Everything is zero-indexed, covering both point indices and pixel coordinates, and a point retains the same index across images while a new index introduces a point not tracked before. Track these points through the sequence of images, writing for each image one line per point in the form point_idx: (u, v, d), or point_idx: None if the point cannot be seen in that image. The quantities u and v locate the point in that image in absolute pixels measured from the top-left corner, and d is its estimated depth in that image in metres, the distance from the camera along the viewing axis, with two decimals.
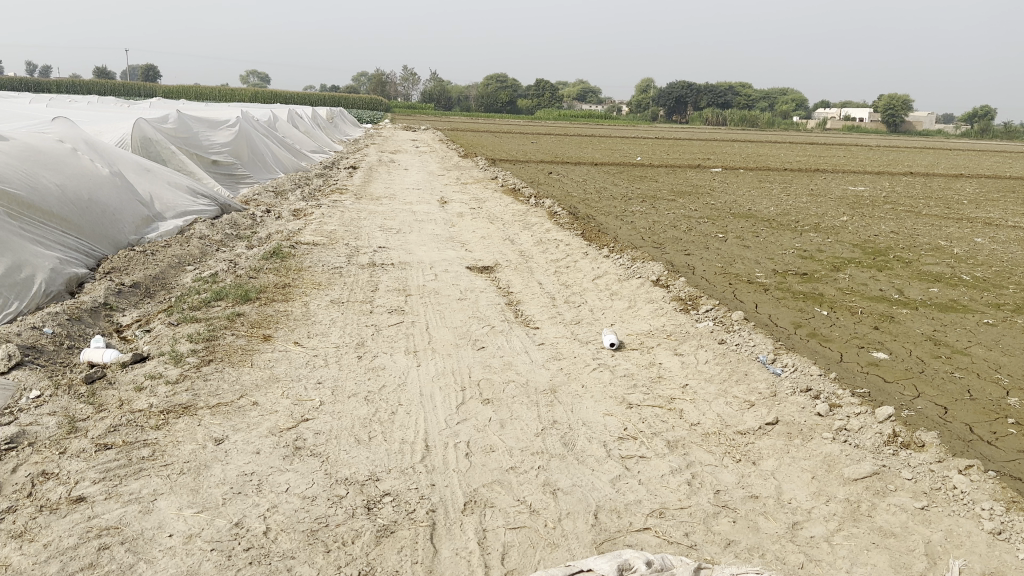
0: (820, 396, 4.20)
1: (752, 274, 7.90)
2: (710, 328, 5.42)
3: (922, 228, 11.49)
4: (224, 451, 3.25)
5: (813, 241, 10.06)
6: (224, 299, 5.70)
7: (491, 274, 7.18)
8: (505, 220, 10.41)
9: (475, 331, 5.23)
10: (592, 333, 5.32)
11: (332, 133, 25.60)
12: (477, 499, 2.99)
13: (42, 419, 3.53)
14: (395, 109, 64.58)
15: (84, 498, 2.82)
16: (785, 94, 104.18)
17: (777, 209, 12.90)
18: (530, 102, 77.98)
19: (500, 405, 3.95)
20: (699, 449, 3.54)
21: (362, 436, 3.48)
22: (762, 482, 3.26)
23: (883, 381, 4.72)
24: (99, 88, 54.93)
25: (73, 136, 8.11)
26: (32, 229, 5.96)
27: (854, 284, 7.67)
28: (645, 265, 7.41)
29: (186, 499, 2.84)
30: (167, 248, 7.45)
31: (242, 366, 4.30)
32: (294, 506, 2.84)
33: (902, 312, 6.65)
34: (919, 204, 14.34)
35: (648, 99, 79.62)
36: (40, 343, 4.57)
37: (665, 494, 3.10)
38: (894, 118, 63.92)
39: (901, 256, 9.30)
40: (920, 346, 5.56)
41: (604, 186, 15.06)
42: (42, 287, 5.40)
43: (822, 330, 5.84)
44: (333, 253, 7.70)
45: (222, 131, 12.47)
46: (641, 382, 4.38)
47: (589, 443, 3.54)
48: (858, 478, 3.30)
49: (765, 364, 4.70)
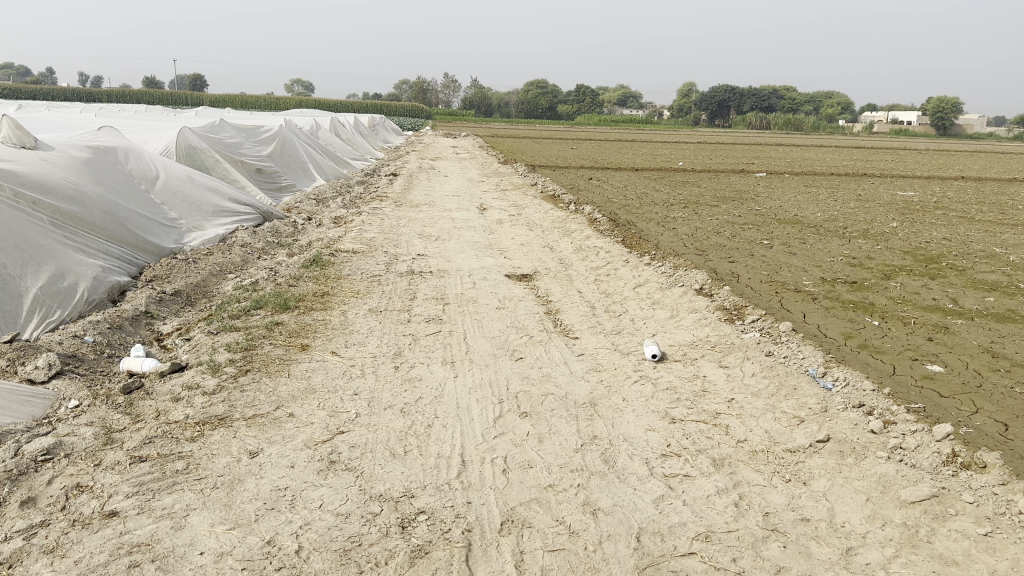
0: (874, 412, 4.02)
1: (800, 283, 7.69)
2: (756, 339, 5.25)
3: (976, 234, 11.09)
4: (259, 465, 3.20)
5: (862, 248, 9.79)
6: (263, 307, 5.70)
7: (530, 282, 7.08)
8: (546, 227, 10.31)
9: (514, 342, 5.14)
10: (633, 344, 5.20)
11: (375, 141, 25.83)
12: (514, 518, 2.89)
13: (79, 430, 3.53)
14: (435, 114, 65.11)
15: (117, 513, 2.79)
16: (829, 97, 102.46)
17: (824, 215, 12.58)
18: (570, 108, 77.90)
19: (539, 419, 3.85)
20: (746, 467, 3.40)
21: (398, 450, 3.41)
22: (814, 504, 3.11)
23: (939, 396, 4.52)
24: (147, 97, 56.29)
25: (116, 145, 8.17)
26: (77, 237, 6.03)
27: (905, 293, 7.42)
28: (688, 273, 7.25)
29: (218, 515, 2.80)
30: (209, 256, 7.50)
31: (279, 377, 4.26)
32: (327, 523, 2.78)
33: (957, 323, 6.39)
34: (972, 209, 13.89)
35: (689, 104, 78.93)
36: (80, 352, 4.61)
37: (712, 516, 2.97)
38: (943, 122, 62.33)
39: (955, 263, 9.00)
40: (977, 358, 5.33)
41: (646, 192, 14.87)
42: (84, 295, 5.45)
43: (874, 342, 5.63)
44: (372, 261, 7.67)
45: (266, 139, 12.59)
46: (685, 397, 4.24)
47: (630, 460, 3.42)
48: (915, 502, 3.12)
49: (815, 377, 4.53)
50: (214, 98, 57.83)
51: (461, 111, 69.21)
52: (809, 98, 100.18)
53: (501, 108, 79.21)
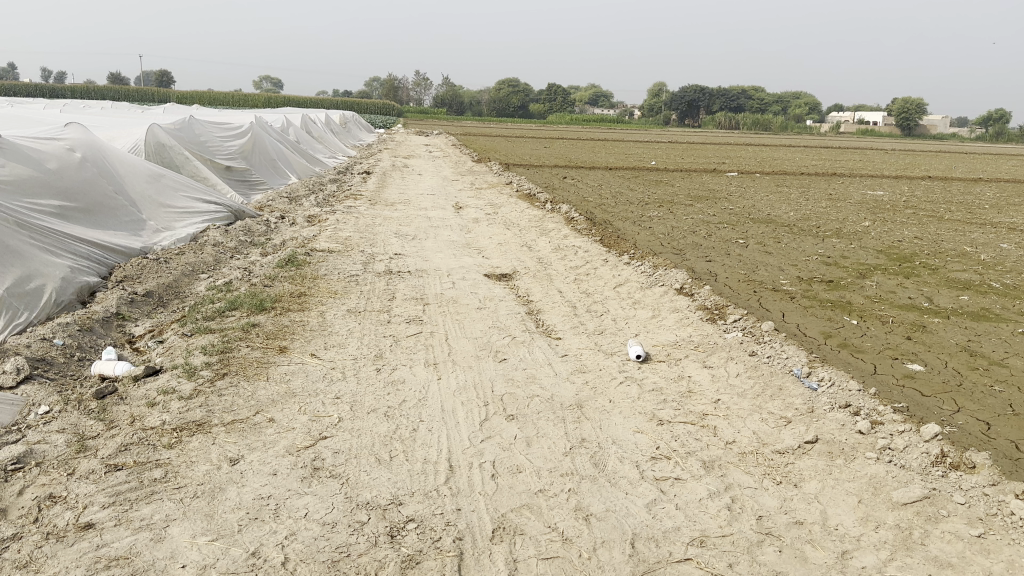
0: (860, 412, 4.01)
1: (777, 282, 7.71)
2: (739, 339, 5.24)
3: (946, 234, 11.21)
4: (240, 472, 3.10)
5: (836, 247, 9.85)
6: (239, 308, 5.57)
7: (510, 282, 7.02)
8: (523, 225, 10.26)
9: (496, 342, 5.07)
10: (617, 345, 5.16)
11: (347, 139, 25.60)
12: (505, 525, 2.83)
13: (50, 437, 3.40)
14: (406, 113, 64.77)
15: (93, 525, 2.68)
16: (796, 97, 103.78)
17: (798, 215, 12.64)
18: (541, 107, 78.02)
19: (526, 422, 3.79)
20: (737, 469, 3.37)
21: (383, 455, 3.32)
22: (806, 507, 3.08)
23: (921, 395, 4.52)
24: (112, 94, 55.41)
25: (83, 141, 7.93)
26: (44, 238, 5.86)
27: (881, 292, 7.46)
28: (667, 273, 7.23)
29: (200, 526, 2.70)
30: (180, 256, 7.32)
31: (258, 380, 4.15)
32: (313, 533, 2.69)
33: (934, 321, 6.43)
34: (940, 209, 14.05)
35: (660, 104, 79.40)
36: (50, 355, 4.46)
37: (705, 521, 2.93)
38: (908, 122, 63.26)
39: (928, 262, 9.07)
40: (957, 357, 5.36)
41: (621, 191, 14.86)
42: (53, 297, 5.30)
43: (854, 341, 5.64)
44: (349, 260, 7.55)
45: (237, 137, 12.37)
46: (671, 398, 4.21)
47: (620, 463, 3.37)
48: (907, 503, 3.11)
49: (799, 378, 4.51)
50: (182, 95, 56.95)
51: (433, 109, 68.90)
52: (778, 98, 101.24)
53: (473, 107, 79.08)
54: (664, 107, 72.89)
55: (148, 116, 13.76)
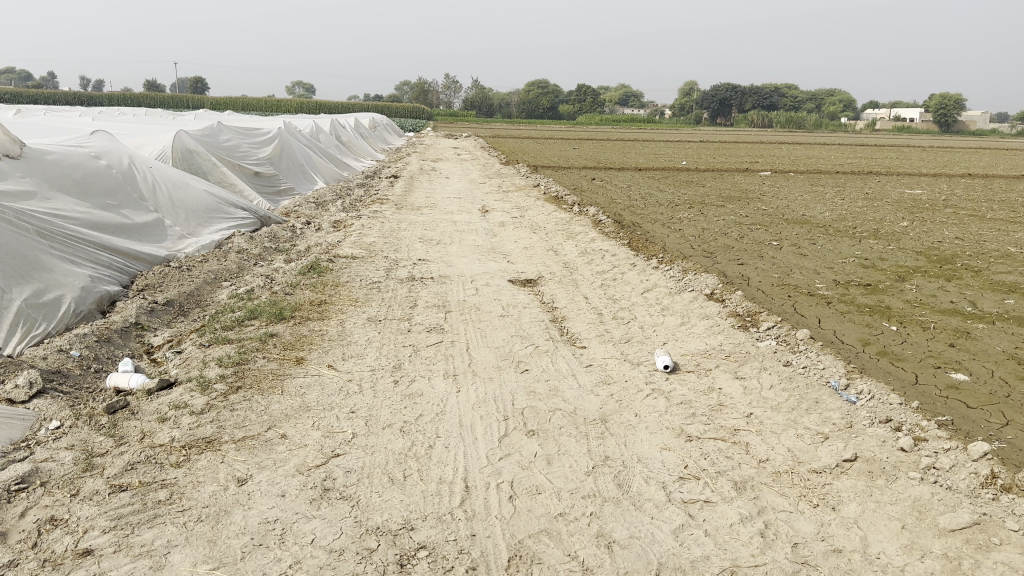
0: (902, 428, 3.79)
1: (812, 286, 7.45)
2: (773, 348, 5.02)
3: (988, 234, 10.82)
4: (247, 494, 2.98)
5: (873, 249, 9.53)
6: (258, 317, 5.47)
7: (535, 287, 6.87)
8: (549, 229, 10.10)
9: (518, 352, 4.92)
10: (644, 354, 4.98)
11: (377, 142, 25.70)
12: (523, 553, 2.67)
13: (58, 455, 3.31)
14: (437, 115, 64.99)
15: (91, 552, 2.57)
16: (829, 95, 102.42)
17: (833, 215, 12.30)
18: (571, 108, 77.81)
19: (547, 438, 3.63)
20: (771, 491, 3.18)
21: (397, 475, 3.19)
22: (845, 533, 2.88)
23: (967, 408, 4.28)
24: (149, 99, 56.29)
25: (107, 149, 7.89)
26: (65, 248, 5.80)
27: (922, 296, 7.16)
28: (697, 277, 7.01)
29: (202, 553, 2.58)
30: (204, 263, 7.26)
31: (273, 394, 4.03)
32: (318, 562, 2.55)
33: (978, 327, 6.14)
34: (982, 207, 13.60)
35: (691, 103, 78.80)
36: (65, 367, 4.39)
37: (737, 549, 2.75)
38: (946, 118, 61.95)
39: (971, 264, 8.75)
40: (1003, 365, 5.09)
41: (650, 192, 14.65)
42: (71, 307, 5.24)
43: (893, 349, 5.40)
44: (372, 267, 7.44)
45: (264, 142, 12.36)
46: (700, 411, 4.02)
47: (646, 484, 3.20)
48: (956, 530, 2.89)
49: (837, 390, 4.29)
50: (215, 101, 57.59)
51: (463, 111, 68.81)
52: (811, 96, 99.86)
53: (502, 109, 79.08)
54: (696, 107, 72.37)
55: (176, 122, 13.82)
